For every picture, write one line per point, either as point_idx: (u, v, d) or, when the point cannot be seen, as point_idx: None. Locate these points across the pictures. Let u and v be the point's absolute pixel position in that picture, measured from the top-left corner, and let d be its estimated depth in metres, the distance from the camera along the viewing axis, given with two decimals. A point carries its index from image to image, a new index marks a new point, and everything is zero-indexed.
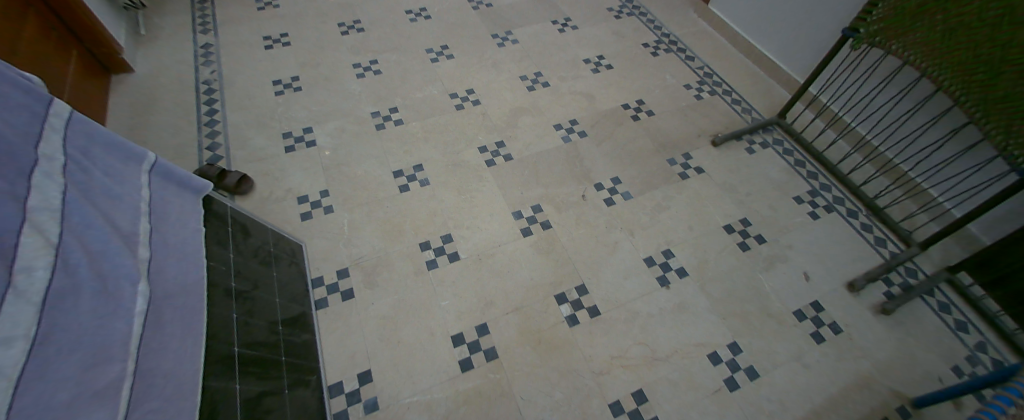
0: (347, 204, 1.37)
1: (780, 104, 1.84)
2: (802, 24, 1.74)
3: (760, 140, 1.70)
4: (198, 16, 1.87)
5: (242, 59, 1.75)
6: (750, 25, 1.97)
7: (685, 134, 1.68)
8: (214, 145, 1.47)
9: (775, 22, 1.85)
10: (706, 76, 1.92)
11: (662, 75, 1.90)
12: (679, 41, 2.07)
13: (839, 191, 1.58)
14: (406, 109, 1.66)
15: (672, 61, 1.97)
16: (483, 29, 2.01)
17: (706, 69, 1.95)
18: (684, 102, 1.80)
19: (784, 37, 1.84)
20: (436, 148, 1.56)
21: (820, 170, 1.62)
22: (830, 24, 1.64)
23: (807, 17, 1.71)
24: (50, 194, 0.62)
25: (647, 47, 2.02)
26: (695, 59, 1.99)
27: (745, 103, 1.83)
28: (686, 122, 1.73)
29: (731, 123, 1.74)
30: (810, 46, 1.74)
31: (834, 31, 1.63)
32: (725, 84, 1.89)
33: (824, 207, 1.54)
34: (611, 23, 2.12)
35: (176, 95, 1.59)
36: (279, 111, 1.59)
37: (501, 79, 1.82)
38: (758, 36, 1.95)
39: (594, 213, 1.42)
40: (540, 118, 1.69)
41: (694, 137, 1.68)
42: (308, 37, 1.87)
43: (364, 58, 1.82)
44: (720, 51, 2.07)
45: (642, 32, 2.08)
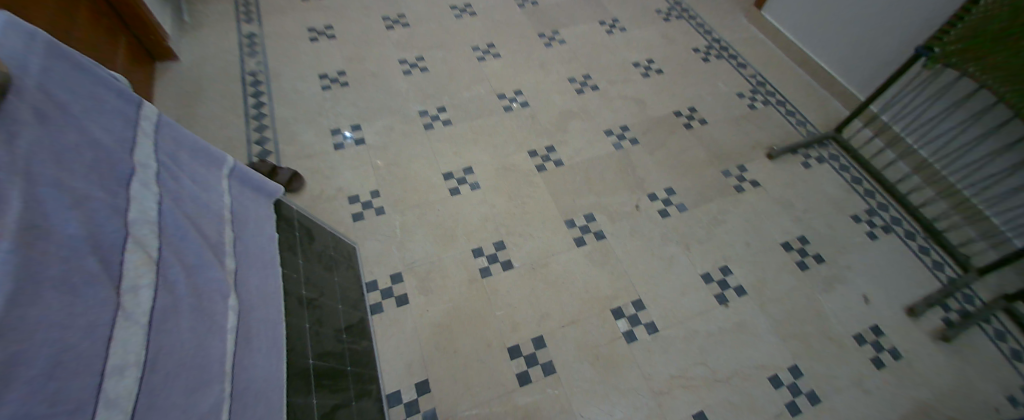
0: (398, 205, 1.34)
1: (835, 117, 1.78)
2: (863, 36, 1.68)
3: (814, 154, 1.65)
4: (242, 4, 1.84)
5: (288, 51, 1.72)
6: (804, 34, 1.91)
7: (738, 145, 1.64)
8: (262, 140, 1.44)
9: (833, 31, 1.78)
10: (758, 85, 1.87)
11: (713, 82, 1.85)
12: (730, 47, 2.02)
13: (896, 211, 1.52)
14: (454, 109, 1.63)
15: (723, 68, 1.92)
16: (529, 28, 1.97)
17: (758, 77, 1.89)
18: (736, 111, 1.74)
19: (840, 52, 1.79)
20: (485, 151, 1.52)
21: (877, 188, 1.57)
22: (890, 41, 1.59)
23: (869, 28, 1.65)
24: (148, 206, 0.60)
25: (696, 52, 1.97)
26: (747, 67, 1.94)
27: (799, 114, 1.77)
28: (739, 132, 1.68)
29: (786, 135, 1.69)
30: (870, 58, 1.68)
31: (895, 48, 1.58)
32: (778, 94, 1.84)
33: (881, 226, 1.48)
34: (659, 26, 2.07)
35: (223, 86, 1.57)
36: (326, 106, 1.57)
37: (549, 80, 1.78)
38: (813, 45, 1.88)
39: (648, 225, 1.39)
40: (590, 123, 1.65)
41: (747, 148, 1.63)
42: (353, 30, 1.83)
43: (410, 54, 1.78)
44: (771, 58, 2.01)
45: (691, 37, 2.03)
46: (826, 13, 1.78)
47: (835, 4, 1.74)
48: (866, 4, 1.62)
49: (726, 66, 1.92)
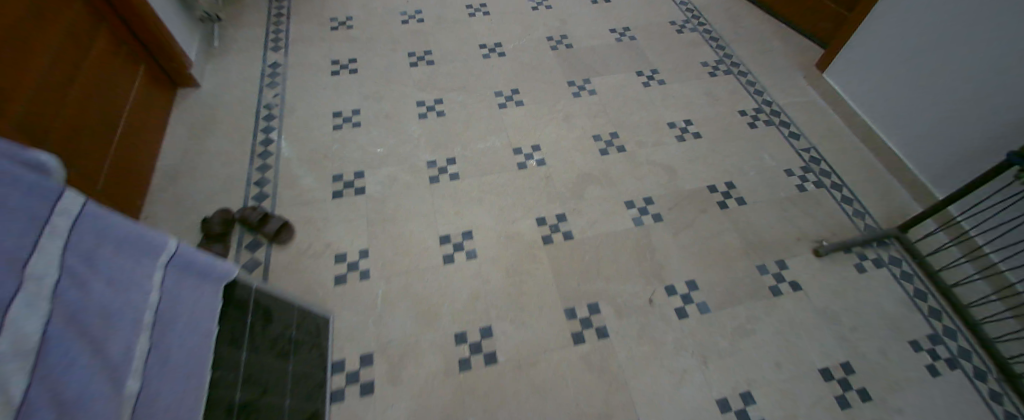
0: (385, 270, 1.24)
1: (899, 211, 1.51)
2: (944, 119, 1.43)
3: (871, 254, 1.40)
4: (271, 30, 1.84)
5: (306, 83, 1.68)
6: (870, 105, 1.67)
7: (781, 235, 1.42)
8: (263, 180, 1.40)
9: (907, 109, 1.55)
10: (812, 161, 1.63)
11: (760, 155, 1.63)
12: (782, 111, 1.80)
13: (967, 341, 1.25)
14: (465, 161, 1.52)
15: (773, 136, 1.70)
16: (560, 74, 1.85)
17: (813, 153, 1.65)
18: (783, 193, 1.52)
19: (914, 129, 1.53)
20: (490, 213, 1.40)
21: (946, 308, 1.31)
22: (978, 127, 1.35)
23: (953, 113, 1.41)
24: (27, 331, 0.49)
25: (743, 114, 1.76)
26: (800, 137, 1.71)
27: (858, 203, 1.52)
28: (784, 219, 1.45)
29: (838, 229, 1.45)
30: (950, 146, 1.43)
31: (983, 136, 1.34)
32: (835, 175, 1.59)
33: (945, 358, 1.22)
34: (703, 81, 1.88)
35: (235, 118, 1.54)
36: (332, 148, 1.50)
37: (571, 136, 1.63)
38: (879, 119, 1.64)
39: (661, 325, 1.21)
40: (611, 191, 1.48)
41: (791, 241, 1.41)
42: (377, 65, 1.78)
43: (430, 96, 1.70)
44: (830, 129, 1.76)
45: (740, 96, 1.83)
46: (902, 87, 1.56)
47: (919, 72, 1.49)
48: (956, 83, 1.39)
49: (777, 136, 1.70)
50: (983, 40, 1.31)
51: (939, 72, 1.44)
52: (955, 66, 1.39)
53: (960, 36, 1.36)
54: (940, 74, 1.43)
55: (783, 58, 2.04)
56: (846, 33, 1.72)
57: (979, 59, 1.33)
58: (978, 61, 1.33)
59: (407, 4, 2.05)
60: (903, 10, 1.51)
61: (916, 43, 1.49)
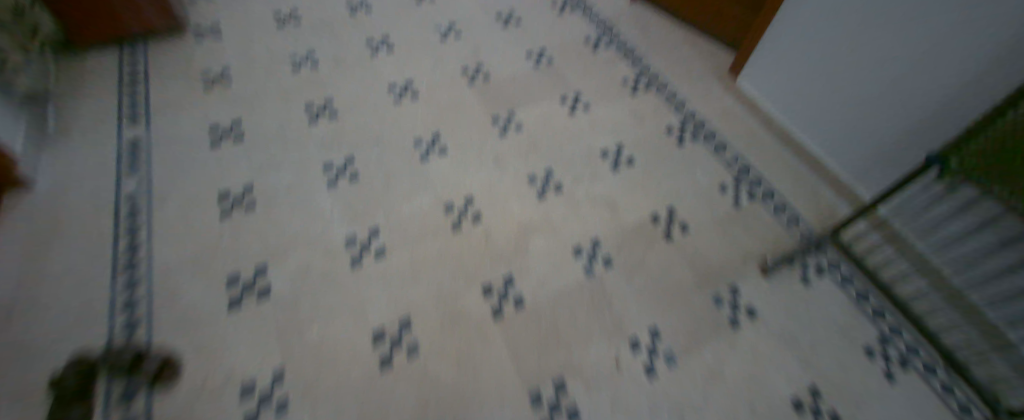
0: (309, 396, 1.03)
1: (830, 214, 1.56)
2: (858, 121, 1.50)
3: (814, 262, 1.43)
4: (125, 97, 1.51)
5: (178, 161, 1.38)
6: (786, 109, 1.73)
7: (729, 259, 1.39)
8: (133, 301, 1.13)
9: (820, 111, 1.61)
10: (743, 172, 1.64)
11: (693, 173, 1.61)
12: (705, 123, 1.80)
13: (911, 335, 1.30)
14: (390, 231, 1.33)
15: (699, 153, 1.68)
16: (482, 111, 1.71)
17: (742, 163, 1.67)
18: (720, 210, 1.51)
19: (836, 131, 1.58)
20: (427, 290, 1.23)
21: (888, 305, 1.35)
22: (896, 125, 1.41)
23: (863, 113, 1.48)
24: None
25: (669, 134, 1.73)
26: (726, 149, 1.71)
27: (790, 209, 1.55)
28: (727, 240, 1.43)
29: (780, 241, 1.46)
30: (867, 145, 1.50)
31: (901, 133, 1.40)
32: (766, 184, 1.62)
33: (896, 358, 1.26)
34: (629, 100, 1.85)
35: (87, 222, 1.23)
36: (223, 242, 1.24)
37: (505, 182, 1.50)
38: (797, 121, 1.71)
39: (631, 388, 1.13)
40: (557, 239, 1.37)
41: (739, 263, 1.39)
42: (267, 126, 1.52)
43: (337, 156, 1.48)
44: (751, 135, 1.79)
45: (663, 113, 1.81)
46: (812, 91, 1.62)
47: (832, 76, 1.53)
48: (863, 86, 1.46)
49: (706, 150, 1.70)
50: (880, 45, 1.38)
51: (845, 77, 1.50)
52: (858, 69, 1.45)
53: (858, 41, 1.43)
54: (845, 77, 1.50)
55: (697, 65, 2.05)
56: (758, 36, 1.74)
57: (879, 62, 1.40)
58: (878, 65, 1.40)
59: (296, 48, 1.80)
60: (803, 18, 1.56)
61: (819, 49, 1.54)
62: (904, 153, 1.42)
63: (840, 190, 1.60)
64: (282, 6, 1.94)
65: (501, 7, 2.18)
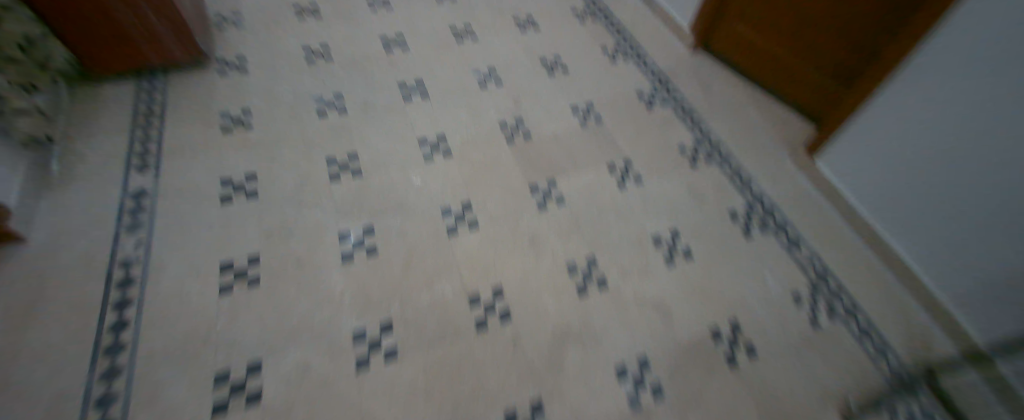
0: None
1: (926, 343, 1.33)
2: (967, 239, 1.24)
3: (905, 411, 1.18)
4: (138, 138, 1.41)
5: (184, 219, 1.26)
6: (880, 208, 1.48)
7: (802, 399, 1.17)
8: (107, 397, 0.99)
9: (919, 215, 1.36)
10: (820, 278, 1.43)
11: (760, 274, 1.40)
12: (777, 208, 1.59)
13: None
14: (405, 326, 1.17)
15: (771, 249, 1.47)
16: (519, 178, 1.54)
17: (818, 267, 1.45)
18: (796, 333, 1.29)
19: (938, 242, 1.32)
20: (441, 413, 1.05)
21: None
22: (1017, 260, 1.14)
23: (975, 233, 1.22)
24: None
25: (733, 218, 1.53)
26: (801, 245, 1.49)
27: (876, 334, 1.32)
28: (802, 373, 1.21)
29: (863, 377, 1.23)
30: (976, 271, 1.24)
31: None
32: (847, 297, 1.40)
33: None
34: (685, 176, 1.63)
35: (75, 290, 1.11)
36: (219, 325, 1.11)
37: (540, 270, 1.32)
38: (894, 225, 1.44)
39: None
40: (595, 354, 1.18)
41: (814, 404, 1.17)
42: (282, 181, 1.40)
43: (356, 223, 1.34)
44: (830, 230, 1.57)
45: (725, 194, 1.60)
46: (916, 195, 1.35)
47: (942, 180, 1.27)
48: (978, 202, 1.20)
49: (775, 247, 1.47)
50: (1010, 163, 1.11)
51: (956, 186, 1.24)
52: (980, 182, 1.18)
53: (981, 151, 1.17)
54: (957, 188, 1.24)
55: (764, 134, 1.82)
56: (849, 109, 1.50)
57: (1005, 181, 1.13)
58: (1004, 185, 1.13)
59: (325, 89, 1.68)
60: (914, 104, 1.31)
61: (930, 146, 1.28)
62: None
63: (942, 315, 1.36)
64: (314, 42, 1.83)
65: (548, 51, 1.99)
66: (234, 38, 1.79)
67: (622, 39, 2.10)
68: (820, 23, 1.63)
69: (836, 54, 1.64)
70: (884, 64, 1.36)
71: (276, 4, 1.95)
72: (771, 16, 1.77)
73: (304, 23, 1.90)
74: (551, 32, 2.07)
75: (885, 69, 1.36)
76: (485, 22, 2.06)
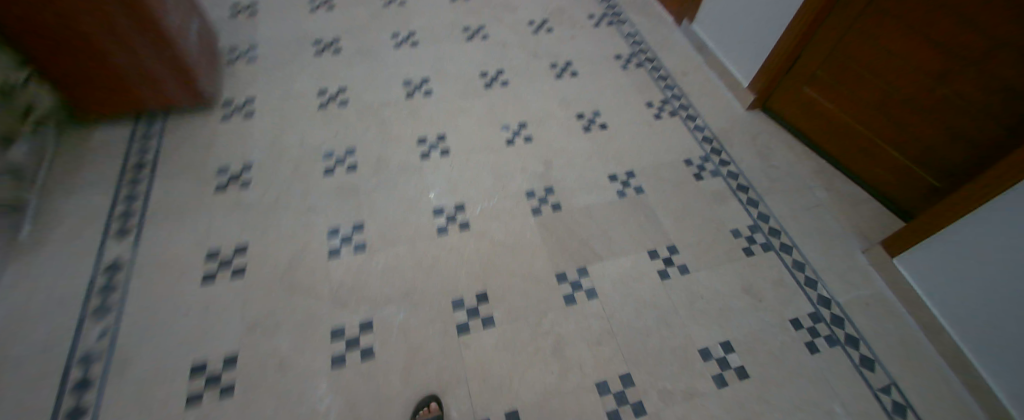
0: None
1: None
2: None
3: None
4: (123, 196, 1.29)
5: (160, 302, 1.11)
6: (978, 338, 1.27)
7: None
8: None
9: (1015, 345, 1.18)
10: (896, 410, 1.25)
11: (827, 404, 1.24)
12: (846, 318, 1.40)
13: None
14: None
15: (838, 371, 1.30)
16: (545, 263, 1.35)
17: (895, 394, 1.28)
18: None
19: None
20: None
21: None
22: None
23: None
24: None
25: (797, 327, 1.36)
26: (875, 367, 1.32)
27: None
28: None
29: None
30: None
31: None
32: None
33: None
34: (739, 267, 1.45)
35: (23, 391, 0.96)
36: None
37: (565, 388, 1.13)
38: (1002, 364, 1.22)
39: None
40: None
41: None
42: (278, 256, 1.23)
43: (355, 315, 1.16)
44: (912, 347, 1.37)
45: (787, 296, 1.41)
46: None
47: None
48: None
49: (840, 368, 1.31)
50: None
51: None
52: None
53: None
54: None
55: (829, 220, 1.61)
56: (952, 213, 1.26)
57: None
58: None
59: (335, 141, 1.51)
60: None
61: None
62: None
63: None
64: (330, 83, 1.67)
65: (585, 103, 1.79)
66: (244, 76, 1.65)
67: (668, 93, 1.88)
68: (916, 105, 1.43)
69: (933, 142, 1.43)
70: (1004, 168, 1.13)
71: (293, 37, 1.80)
72: (856, 88, 1.56)
73: (321, 60, 1.74)
74: (590, 81, 1.87)
75: (1004, 175, 1.13)
76: (518, 65, 1.87)
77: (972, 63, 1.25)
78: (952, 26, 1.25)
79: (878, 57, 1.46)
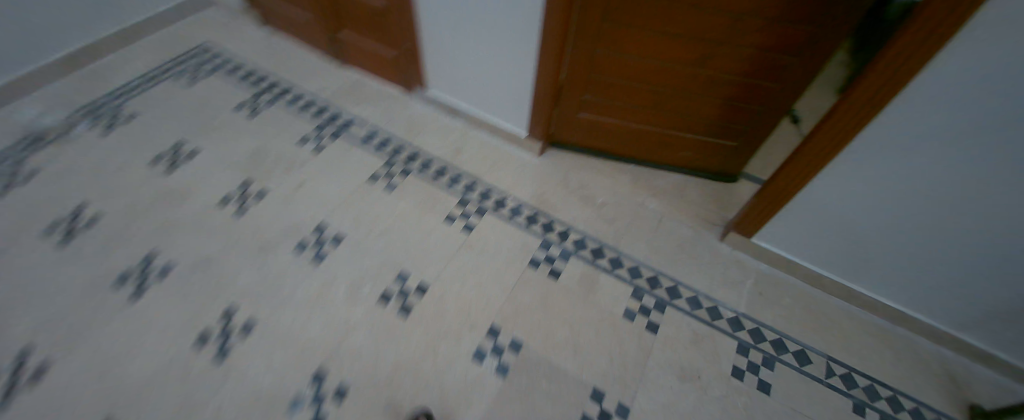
0: None
1: (950, 378, 1.29)
2: (911, 279, 1.25)
3: None
4: None
5: None
6: (848, 270, 1.35)
7: None
8: None
9: (876, 266, 1.29)
10: (848, 381, 1.26)
11: None
12: (759, 324, 1.34)
13: None
14: None
15: (794, 386, 1.24)
16: None
17: (836, 367, 1.28)
18: None
19: (889, 283, 1.30)
20: None
21: None
22: (948, 284, 1.20)
23: (924, 272, 1.22)
24: None
25: (741, 377, 1.24)
26: (809, 354, 1.30)
27: (923, 408, 1.23)
28: None
29: None
30: (924, 297, 1.27)
31: (955, 291, 1.21)
32: (880, 385, 1.26)
33: None
34: (659, 352, 1.25)
35: None
36: None
37: None
38: (875, 281, 1.32)
39: None
40: None
41: None
42: None
43: None
44: (809, 304, 1.41)
45: (712, 347, 1.28)
46: (907, 256, 1.20)
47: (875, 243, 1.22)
48: (909, 257, 1.21)
49: (793, 383, 1.25)
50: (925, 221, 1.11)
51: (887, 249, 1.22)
52: (991, 241, 1.06)
53: (892, 222, 1.16)
54: (891, 247, 1.21)
55: (680, 225, 1.52)
56: (793, 186, 1.23)
57: (920, 235, 1.14)
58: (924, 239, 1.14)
59: None
60: (880, 183, 1.10)
61: (870, 219, 1.18)
62: (977, 305, 1.20)
63: (943, 340, 1.33)
64: None
65: (379, 273, 1.27)
66: None
67: (459, 188, 1.49)
68: (693, 90, 1.34)
69: (717, 114, 1.40)
70: (831, 137, 1.09)
71: None
72: (628, 97, 1.41)
73: None
74: (362, 234, 1.34)
75: (835, 142, 1.09)
76: (254, 279, 1.21)
77: (723, 41, 1.18)
78: (690, 16, 1.13)
79: (637, 64, 1.30)
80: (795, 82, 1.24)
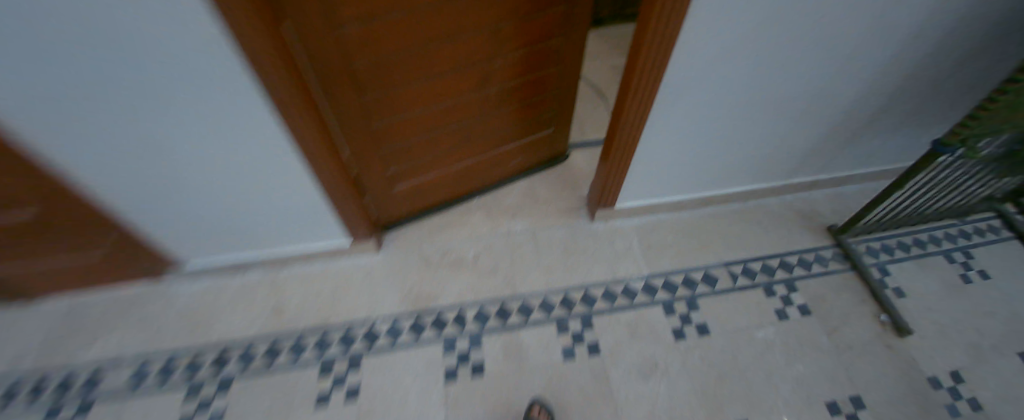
0: None
1: (791, 217, 1.54)
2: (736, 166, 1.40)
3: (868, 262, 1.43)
4: None
5: None
6: (693, 185, 1.45)
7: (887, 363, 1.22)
8: None
9: (711, 171, 1.40)
10: (748, 273, 1.39)
11: (757, 337, 1.26)
12: (665, 275, 1.37)
13: (925, 234, 1.51)
14: None
15: (722, 308, 1.31)
16: None
17: (734, 267, 1.40)
18: (819, 338, 1.26)
19: (722, 177, 1.45)
20: None
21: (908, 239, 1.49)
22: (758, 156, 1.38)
23: (743, 156, 1.36)
24: None
25: (685, 335, 1.25)
26: (712, 272, 1.38)
27: (798, 253, 1.44)
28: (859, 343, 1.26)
29: (842, 287, 1.37)
30: (748, 172, 1.45)
31: (765, 158, 1.39)
32: (765, 259, 1.42)
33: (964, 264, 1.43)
34: (616, 368, 1.18)
35: None
36: None
37: None
38: (713, 181, 1.45)
39: None
40: None
41: (890, 355, 1.24)
42: None
43: None
44: (683, 228, 1.50)
45: (649, 325, 1.26)
46: (725, 151, 1.32)
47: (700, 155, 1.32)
48: (728, 152, 1.33)
49: (719, 307, 1.31)
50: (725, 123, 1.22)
51: (709, 154, 1.33)
52: (771, 114, 1.22)
53: (706, 134, 1.24)
54: (714, 152, 1.32)
55: (551, 229, 1.44)
56: (627, 150, 1.22)
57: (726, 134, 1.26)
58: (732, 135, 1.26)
59: None
60: (689, 112, 1.14)
61: (687, 143, 1.26)
62: (781, 158, 1.41)
63: (771, 191, 1.56)
64: None
65: None
66: None
67: (309, 353, 1.14)
68: (488, 110, 1.22)
69: (521, 117, 1.32)
70: (637, 98, 1.07)
71: None
72: (432, 148, 1.23)
73: None
74: None
75: (642, 101, 1.07)
76: None
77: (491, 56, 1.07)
78: (447, 50, 0.99)
79: (421, 115, 1.11)
80: (569, 58, 1.22)
